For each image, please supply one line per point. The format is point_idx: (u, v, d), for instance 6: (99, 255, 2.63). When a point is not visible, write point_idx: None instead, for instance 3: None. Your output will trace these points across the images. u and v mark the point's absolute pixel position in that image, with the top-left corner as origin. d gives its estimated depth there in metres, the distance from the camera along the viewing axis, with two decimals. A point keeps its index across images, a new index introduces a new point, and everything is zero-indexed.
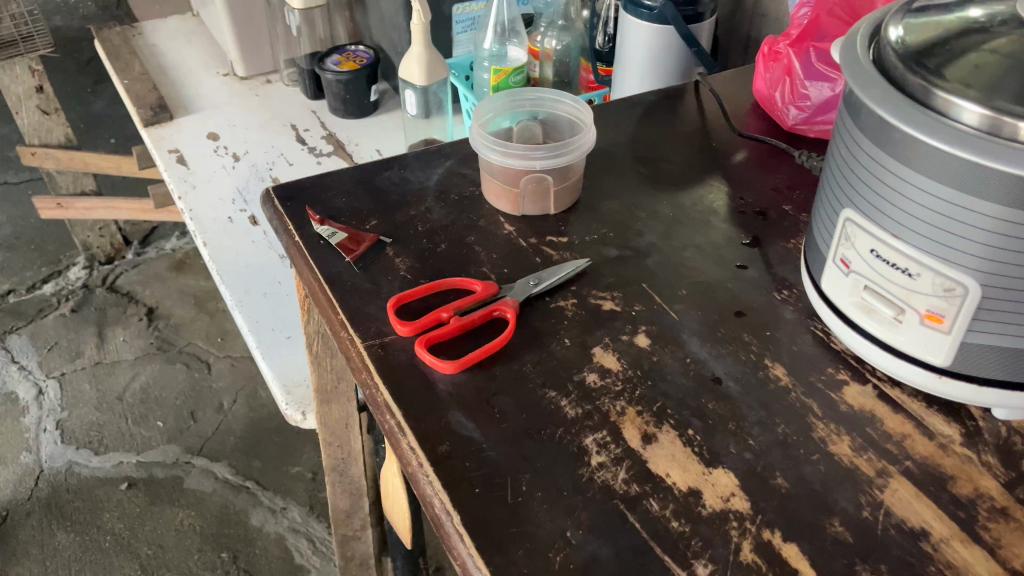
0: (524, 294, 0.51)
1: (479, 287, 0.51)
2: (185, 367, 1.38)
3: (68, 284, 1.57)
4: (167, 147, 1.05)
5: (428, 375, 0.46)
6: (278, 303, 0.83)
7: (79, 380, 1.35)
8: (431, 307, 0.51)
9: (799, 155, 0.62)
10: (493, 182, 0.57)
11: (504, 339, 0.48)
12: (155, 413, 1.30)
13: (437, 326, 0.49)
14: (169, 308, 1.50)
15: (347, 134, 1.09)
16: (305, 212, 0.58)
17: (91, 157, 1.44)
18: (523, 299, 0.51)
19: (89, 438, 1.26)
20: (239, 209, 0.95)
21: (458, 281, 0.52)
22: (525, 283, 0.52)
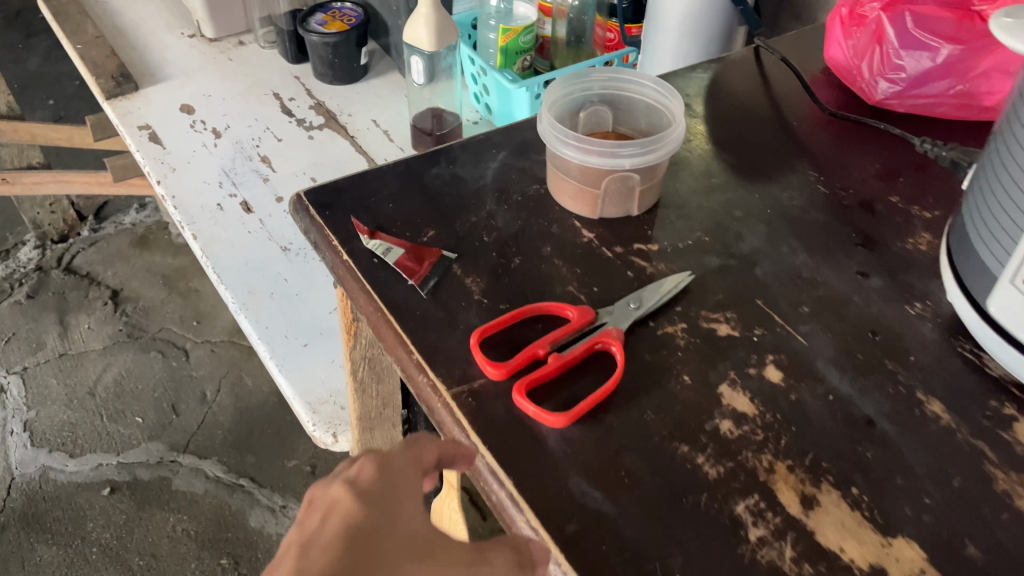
0: (626, 322, 0.43)
1: (573, 313, 0.44)
2: (160, 355, 1.28)
3: (19, 266, 1.44)
4: (136, 123, 0.94)
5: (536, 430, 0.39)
6: (288, 303, 0.74)
7: (44, 375, 1.24)
8: (519, 339, 0.43)
9: (918, 142, 0.54)
10: (566, 184, 0.49)
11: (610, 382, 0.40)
12: (133, 407, 1.20)
13: (532, 366, 0.41)
14: (136, 290, 1.39)
15: (338, 103, 0.99)
16: (349, 223, 0.49)
17: (39, 128, 1.30)
18: (625, 326, 0.43)
19: (61, 439, 1.16)
20: (228, 193, 0.86)
21: (547, 306, 0.44)
22: (625, 307, 0.44)
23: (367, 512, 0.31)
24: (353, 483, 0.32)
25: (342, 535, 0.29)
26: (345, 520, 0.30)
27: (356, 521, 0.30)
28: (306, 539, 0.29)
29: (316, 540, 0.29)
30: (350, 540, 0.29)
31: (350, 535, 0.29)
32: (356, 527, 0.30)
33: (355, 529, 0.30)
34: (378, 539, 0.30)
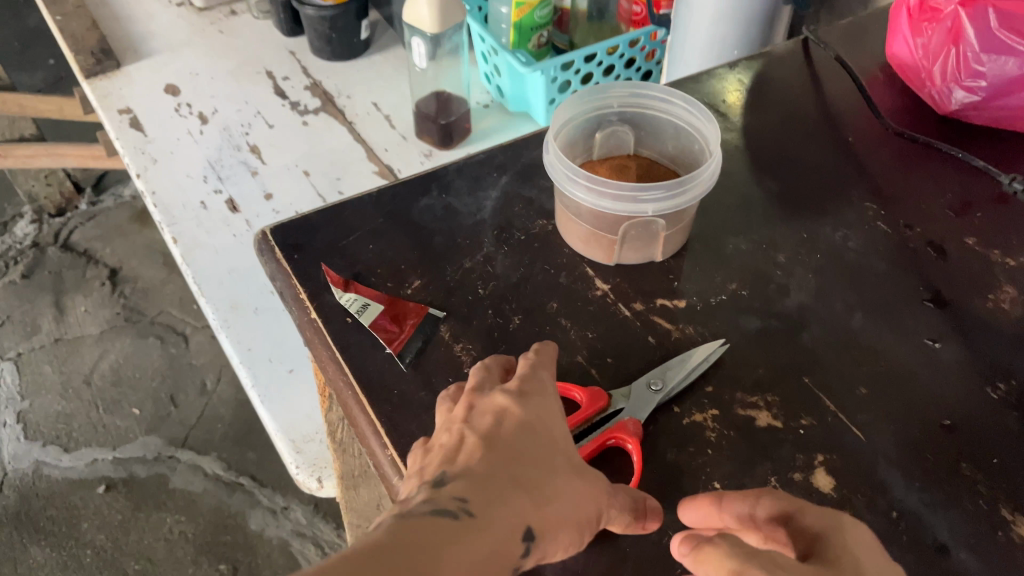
0: (644, 411, 0.36)
1: (581, 398, 0.36)
2: (159, 341, 1.22)
3: (14, 242, 1.38)
4: (116, 105, 0.87)
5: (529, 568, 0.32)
6: (274, 321, 0.68)
7: (39, 361, 1.20)
8: None
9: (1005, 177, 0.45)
10: (577, 226, 0.42)
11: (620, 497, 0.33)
12: (129, 397, 1.15)
13: None
14: (135, 270, 1.33)
15: (337, 83, 0.91)
16: (319, 271, 0.42)
17: (28, 100, 1.23)
18: (643, 416, 0.35)
19: (56, 432, 1.11)
20: (213, 189, 0.78)
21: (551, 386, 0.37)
22: (643, 389, 0.36)
23: (534, 412, 0.30)
24: (512, 388, 0.32)
25: (517, 431, 0.29)
26: (517, 422, 0.30)
27: (529, 421, 0.30)
28: (482, 430, 0.29)
29: (491, 433, 0.29)
30: (527, 440, 0.29)
31: (525, 436, 0.29)
32: (528, 426, 0.30)
33: (526, 430, 0.30)
34: (549, 439, 0.30)
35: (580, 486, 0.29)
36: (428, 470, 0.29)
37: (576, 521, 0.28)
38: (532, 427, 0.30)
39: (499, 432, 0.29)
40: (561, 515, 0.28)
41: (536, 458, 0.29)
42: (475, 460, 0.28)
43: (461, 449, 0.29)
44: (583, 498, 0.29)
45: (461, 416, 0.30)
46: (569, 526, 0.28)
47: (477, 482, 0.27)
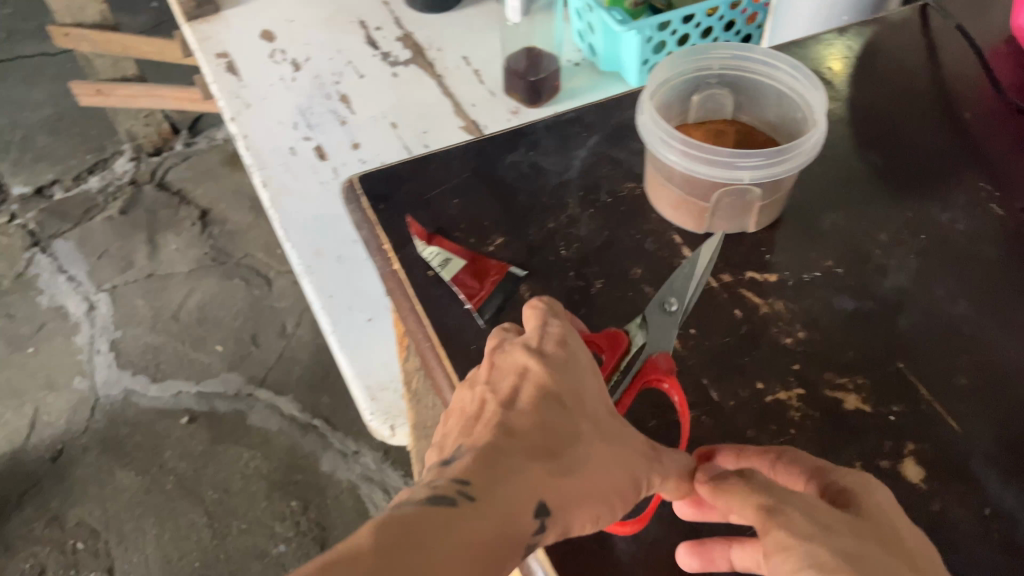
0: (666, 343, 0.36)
1: (607, 348, 0.35)
2: (244, 282, 1.26)
3: (114, 177, 1.45)
4: (214, 49, 0.88)
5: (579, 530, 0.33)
6: (355, 270, 0.69)
7: (132, 295, 1.25)
8: None
9: None
10: (668, 191, 0.40)
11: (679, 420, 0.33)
12: (213, 335, 1.20)
13: None
14: (223, 211, 1.37)
15: (428, 35, 0.90)
16: (403, 224, 0.42)
17: (131, 42, 1.27)
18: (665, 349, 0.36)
19: (144, 362, 1.16)
20: (302, 136, 0.80)
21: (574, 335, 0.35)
22: (660, 314, 0.37)
23: (559, 376, 0.30)
24: (534, 346, 0.31)
25: (538, 398, 0.29)
26: (538, 386, 0.29)
27: (552, 385, 0.29)
28: (503, 398, 0.29)
29: (511, 400, 0.28)
30: (546, 404, 0.28)
31: (545, 400, 0.28)
32: (551, 389, 0.29)
33: (548, 395, 0.29)
34: (572, 406, 0.29)
35: (604, 457, 0.28)
36: (447, 442, 0.28)
37: (603, 490, 0.28)
38: (553, 392, 0.29)
39: (518, 395, 0.29)
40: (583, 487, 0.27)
41: (556, 427, 0.28)
42: (491, 429, 0.27)
43: (481, 417, 0.28)
44: (610, 467, 0.28)
45: (484, 377, 0.30)
46: (592, 498, 0.27)
47: (491, 453, 0.26)
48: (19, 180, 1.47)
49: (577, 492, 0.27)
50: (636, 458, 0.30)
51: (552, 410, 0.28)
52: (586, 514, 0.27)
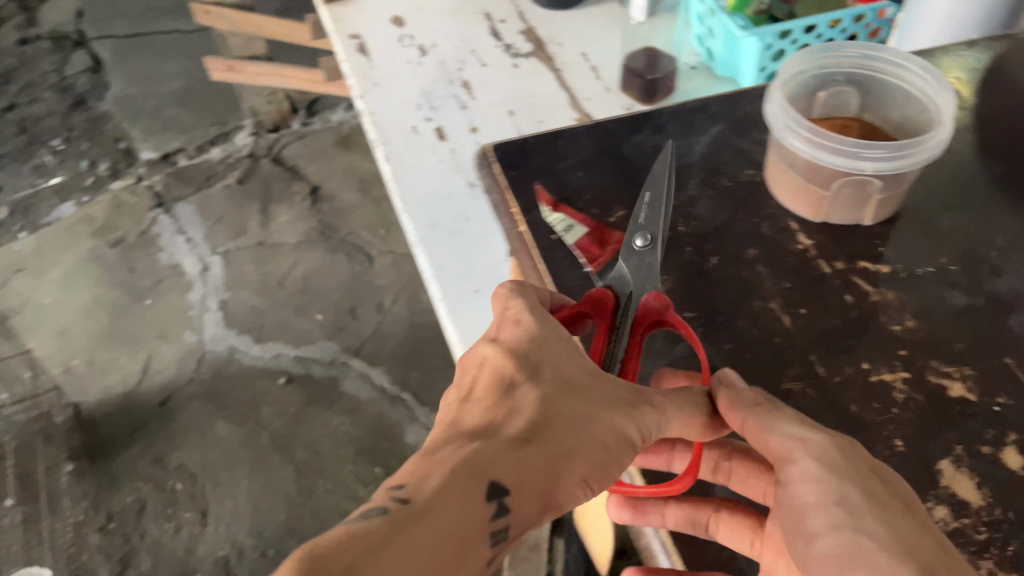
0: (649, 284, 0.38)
1: (598, 308, 0.37)
2: (347, 257, 1.33)
3: (235, 148, 1.55)
4: (348, 31, 0.94)
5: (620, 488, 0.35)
6: (467, 245, 0.72)
7: (243, 260, 1.32)
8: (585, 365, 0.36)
9: None
10: (787, 177, 0.42)
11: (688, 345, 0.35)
12: (315, 304, 1.26)
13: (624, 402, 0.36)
14: (332, 190, 1.44)
15: (550, 31, 0.93)
16: (531, 191, 0.45)
17: (265, 22, 1.34)
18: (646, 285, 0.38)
19: (250, 323, 1.23)
20: (425, 117, 0.84)
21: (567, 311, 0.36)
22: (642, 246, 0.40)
23: (515, 358, 0.31)
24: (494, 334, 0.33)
25: (496, 385, 0.30)
26: (496, 371, 0.31)
27: (506, 368, 0.31)
28: (466, 394, 0.31)
29: (472, 394, 0.31)
30: (504, 388, 0.30)
31: (502, 384, 0.30)
32: (508, 372, 0.31)
33: (504, 378, 0.31)
34: (532, 381, 0.31)
35: (574, 422, 0.30)
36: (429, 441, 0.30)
37: (579, 448, 0.30)
38: (510, 373, 0.31)
39: (478, 387, 0.31)
40: (557, 448, 0.29)
41: (519, 403, 0.30)
42: (457, 424, 0.29)
43: (451, 413, 0.30)
44: (583, 429, 0.30)
45: (452, 376, 0.33)
46: (571, 456, 0.29)
47: (456, 443, 0.28)
48: (147, 145, 1.66)
49: (550, 459, 0.29)
50: (609, 419, 0.31)
51: (511, 396, 0.30)
52: (571, 471, 0.29)
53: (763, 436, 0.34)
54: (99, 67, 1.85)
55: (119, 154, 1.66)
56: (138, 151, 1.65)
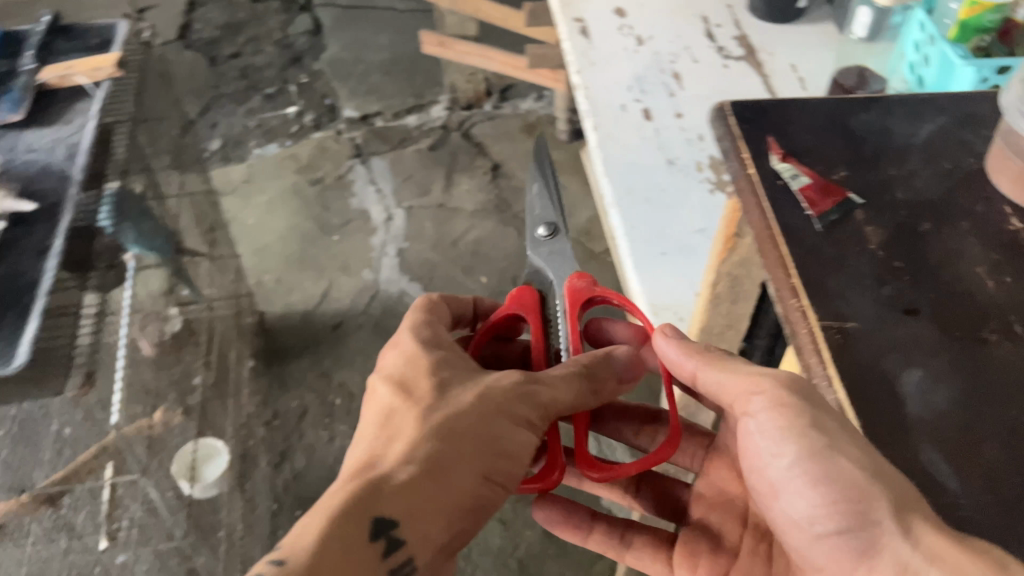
0: (567, 271, 0.59)
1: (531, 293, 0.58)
2: (517, 232, 1.42)
3: (429, 120, 1.68)
4: (573, 15, 1.02)
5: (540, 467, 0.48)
6: (660, 212, 0.78)
7: (423, 216, 1.44)
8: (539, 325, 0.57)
9: None
10: (1011, 164, 0.45)
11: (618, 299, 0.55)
12: (481, 268, 1.36)
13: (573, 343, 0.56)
14: (512, 169, 1.54)
15: (762, 40, 0.98)
16: (763, 141, 0.50)
17: (483, 5, 1.45)
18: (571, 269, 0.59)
19: (422, 273, 1.35)
20: (635, 97, 0.90)
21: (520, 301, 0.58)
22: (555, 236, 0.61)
23: (393, 391, 0.46)
24: (381, 377, 0.47)
25: (388, 412, 0.44)
26: (384, 406, 0.45)
27: (388, 403, 0.45)
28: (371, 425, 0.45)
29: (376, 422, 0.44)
30: (394, 410, 0.44)
31: (392, 407, 0.44)
32: (390, 404, 0.45)
33: (389, 408, 0.45)
34: (413, 396, 0.45)
35: (459, 406, 0.44)
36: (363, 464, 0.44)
37: (470, 420, 0.43)
38: (394, 402, 0.44)
39: (380, 416, 0.44)
40: (449, 427, 0.42)
41: (404, 417, 0.43)
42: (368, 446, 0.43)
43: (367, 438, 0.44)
44: (472, 411, 0.44)
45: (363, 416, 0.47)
46: (468, 425, 0.43)
47: (373, 460, 0.42)
48: (350, 104, 1.81)
49: (444, 431, 0.42)
50: (490, 401, 0.44)
51: (393, 413, 0.44)
52: (471, 430, 0.43)
53: (711, 378, 0.46)
54: (318, 32, 2.02)
55: (324, 109, 1.82)
56: (341, 109, 1.80)
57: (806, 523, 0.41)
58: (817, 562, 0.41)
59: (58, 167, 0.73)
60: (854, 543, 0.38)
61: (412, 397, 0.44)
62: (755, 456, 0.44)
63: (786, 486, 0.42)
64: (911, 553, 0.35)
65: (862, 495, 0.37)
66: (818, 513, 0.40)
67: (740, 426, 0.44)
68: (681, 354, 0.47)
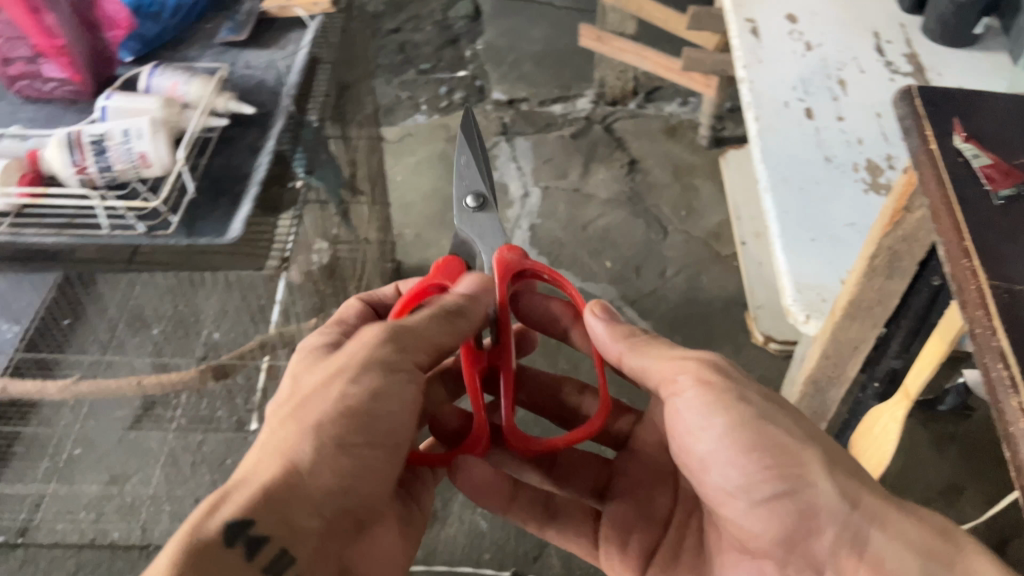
0: (496, 244, 0.71)
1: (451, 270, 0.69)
2: (646, 225, 1.47)
3: (574, 110, 1.75)
4: (745, 15, 1.05)
5: (408, 429, 0.55)
6: (812, 203, 0.81)
7: (558, 198, 1.52)
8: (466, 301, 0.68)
9: None
10: None
11: (545, 269, 0.67)
12: (607, 253, 1.43)
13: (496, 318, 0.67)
14: (649, 166, 1.58)
15: (932, 61, 0.99)
16: (948, 122, 0.53)
17: (646, 4, 1.49)
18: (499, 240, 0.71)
19: (550, 249, 1.43)
20: (798, 97, 0.93)
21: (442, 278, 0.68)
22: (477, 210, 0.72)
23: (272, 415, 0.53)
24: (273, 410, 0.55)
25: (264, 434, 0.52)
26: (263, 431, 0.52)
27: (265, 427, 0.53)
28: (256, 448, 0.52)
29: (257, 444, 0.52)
30: (271, 427, 0.51)
31: (268, 427, 0.52)
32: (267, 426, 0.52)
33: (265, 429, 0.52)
34: (286, 410, 0.52)
35: (325, 397, 0.52)
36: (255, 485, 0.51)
37: (331, 405, 0.51)
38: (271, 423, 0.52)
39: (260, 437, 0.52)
40: (321, 412, 0.51)
41: (276, 426, 0.51)
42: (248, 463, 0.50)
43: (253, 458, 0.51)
44: (329, 396, 0.52)
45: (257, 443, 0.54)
46: (332, 405, 0.51)
47: (246, 469, 0.48)
48: (498, 88, 1.84)
49: (309, 419, 0.50)
50: (349, 381, 0.53)
51: (270, 428, 0.52)
52: (336, 406, 0.51)
53: (635, 359, 0.59)
54: (478, 17, 2.09)
55: (473, 89, 1.86)
56: (490, 92, 1.84)
57: (736, 488, 0.53)
58: (748, 516, 0.53)
59: (271, 84, 0.82)
60: (787, 497, 0.50)
61: (280, 413, 0.52)
62: (685, 437, 0.56)
63: (716, 458, 0.54)
64: (848, 508, 0.48)
65: (787, 451, 0.51)
66: (746, 473, 0.52)
67: (666, 409, 0.57)
68: (609, 336, 0.61)
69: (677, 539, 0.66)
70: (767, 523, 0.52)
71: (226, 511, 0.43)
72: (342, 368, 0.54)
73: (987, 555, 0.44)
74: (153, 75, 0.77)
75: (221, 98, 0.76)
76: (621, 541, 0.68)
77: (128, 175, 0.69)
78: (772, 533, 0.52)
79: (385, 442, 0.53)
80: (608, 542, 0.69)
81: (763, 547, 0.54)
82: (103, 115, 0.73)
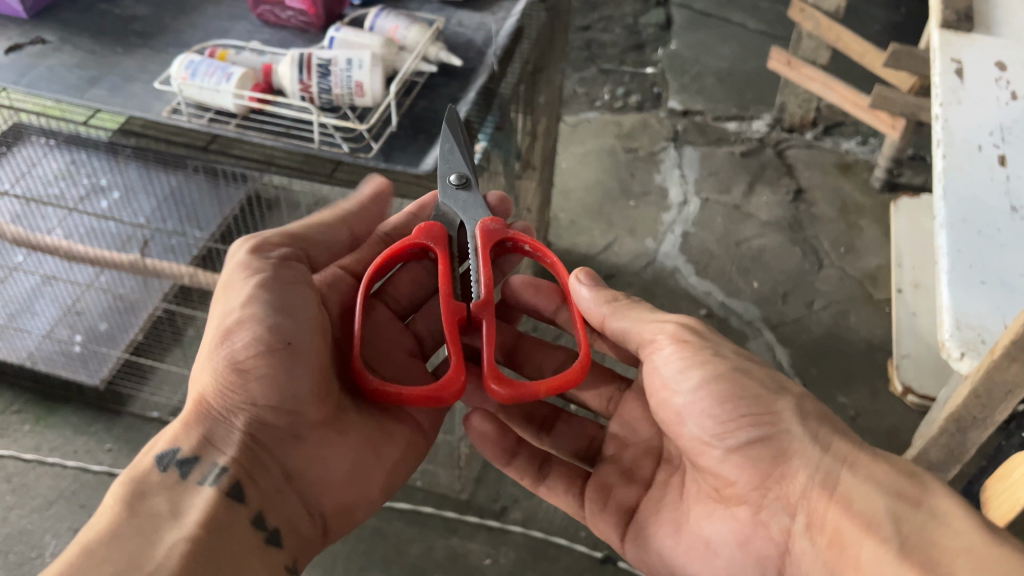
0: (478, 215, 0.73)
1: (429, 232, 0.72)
2: (802, 254, 1.45)
3: (748, 130, 1.74)
4: (951, 55, 1.00)
5: (308, 332, 0.59)
6: (989, 247, 0.79)
7: (715, 212, 1.53)
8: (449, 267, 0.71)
9: None
10: None
11: (526, 239, 0.71)
12: (757, 274, 1.42)
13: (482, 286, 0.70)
14: (815, 198, 1.56)
15: None
16: None
17: (845, 35, 1.47)
18: (483, 213, 0.73)
19: (700, 259, 1.44)
20: (993, 142, 0.90)
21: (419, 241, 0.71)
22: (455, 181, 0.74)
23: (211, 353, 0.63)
24: None
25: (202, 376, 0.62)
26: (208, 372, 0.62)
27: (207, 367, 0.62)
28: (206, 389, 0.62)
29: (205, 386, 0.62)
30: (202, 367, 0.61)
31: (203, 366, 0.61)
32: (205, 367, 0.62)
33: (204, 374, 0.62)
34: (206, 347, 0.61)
35: (216, 328, 0.59)
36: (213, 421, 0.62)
37: (217, 333, 0.59)
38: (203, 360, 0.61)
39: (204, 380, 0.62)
40: (216, 342, 0.59)
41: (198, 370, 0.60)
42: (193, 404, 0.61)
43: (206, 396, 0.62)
44: (217, 324, 0.59)
45: None
46: (219, 331, 0.59)
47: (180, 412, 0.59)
48: (676, 97, 1.84)
49: (210, 353, 0.59)
50: (227, 306, 0.60)
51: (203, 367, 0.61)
52: (225, 330, 0.58)
53: (619, 323, 0.65)
54: (668, 27, 2.10)
55: (650, 95, 1.86)
56: (667, 100, 1.83)
57: (713, 436, 0.58)
58: (719, 462, 0.59)
59: (478, 44, 0.87)
60: (762, 442, 0.57)
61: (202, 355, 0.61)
62: (663, 392, 0.62)
63: (693, 410, 0.59)
64: (818, 452, 0.56)
65: (761, 402, 0.58)
66: (720, 421, 0.58)
67: (647, 366, 0.63)
68: (593, 300, 0.67)
69: (659, 496, 0.66)
70: (739, 470, 0.58)
71: (152, 450, 0.55)
72: (230, 303, 0.60)
73: (949, 492, 0.52)
74: (378, 17, 0.85)
75: (434, 48, 0.82)
76: (599, 502, 0.69)
77: (342, 100, 0.77)
78: (746, 478, 0.58)
79: (272, 345, 0.57)
80: (592, 500, 0.70)
81: (739, 495, 0.58)
82: (330, 45, 0.81)
